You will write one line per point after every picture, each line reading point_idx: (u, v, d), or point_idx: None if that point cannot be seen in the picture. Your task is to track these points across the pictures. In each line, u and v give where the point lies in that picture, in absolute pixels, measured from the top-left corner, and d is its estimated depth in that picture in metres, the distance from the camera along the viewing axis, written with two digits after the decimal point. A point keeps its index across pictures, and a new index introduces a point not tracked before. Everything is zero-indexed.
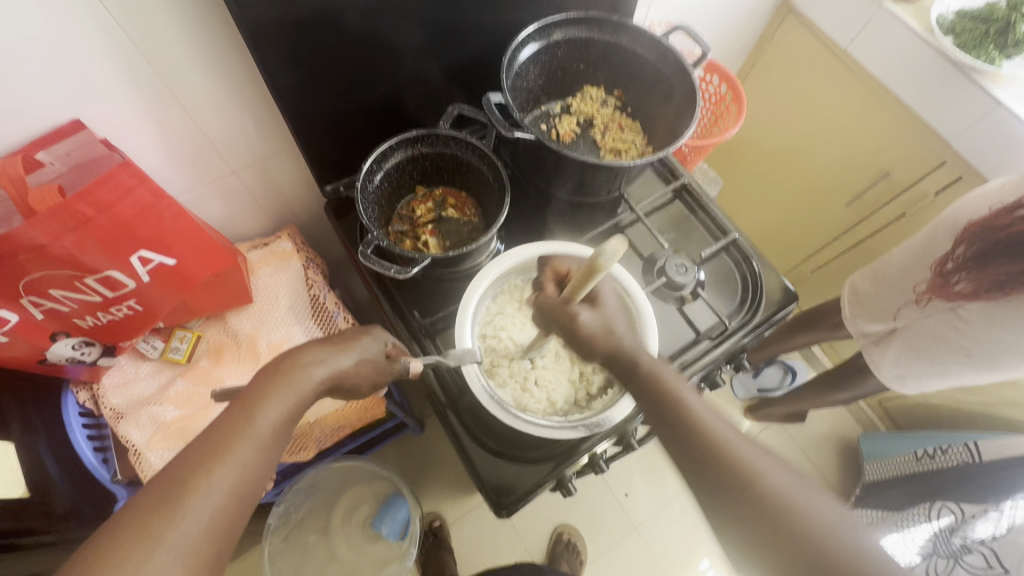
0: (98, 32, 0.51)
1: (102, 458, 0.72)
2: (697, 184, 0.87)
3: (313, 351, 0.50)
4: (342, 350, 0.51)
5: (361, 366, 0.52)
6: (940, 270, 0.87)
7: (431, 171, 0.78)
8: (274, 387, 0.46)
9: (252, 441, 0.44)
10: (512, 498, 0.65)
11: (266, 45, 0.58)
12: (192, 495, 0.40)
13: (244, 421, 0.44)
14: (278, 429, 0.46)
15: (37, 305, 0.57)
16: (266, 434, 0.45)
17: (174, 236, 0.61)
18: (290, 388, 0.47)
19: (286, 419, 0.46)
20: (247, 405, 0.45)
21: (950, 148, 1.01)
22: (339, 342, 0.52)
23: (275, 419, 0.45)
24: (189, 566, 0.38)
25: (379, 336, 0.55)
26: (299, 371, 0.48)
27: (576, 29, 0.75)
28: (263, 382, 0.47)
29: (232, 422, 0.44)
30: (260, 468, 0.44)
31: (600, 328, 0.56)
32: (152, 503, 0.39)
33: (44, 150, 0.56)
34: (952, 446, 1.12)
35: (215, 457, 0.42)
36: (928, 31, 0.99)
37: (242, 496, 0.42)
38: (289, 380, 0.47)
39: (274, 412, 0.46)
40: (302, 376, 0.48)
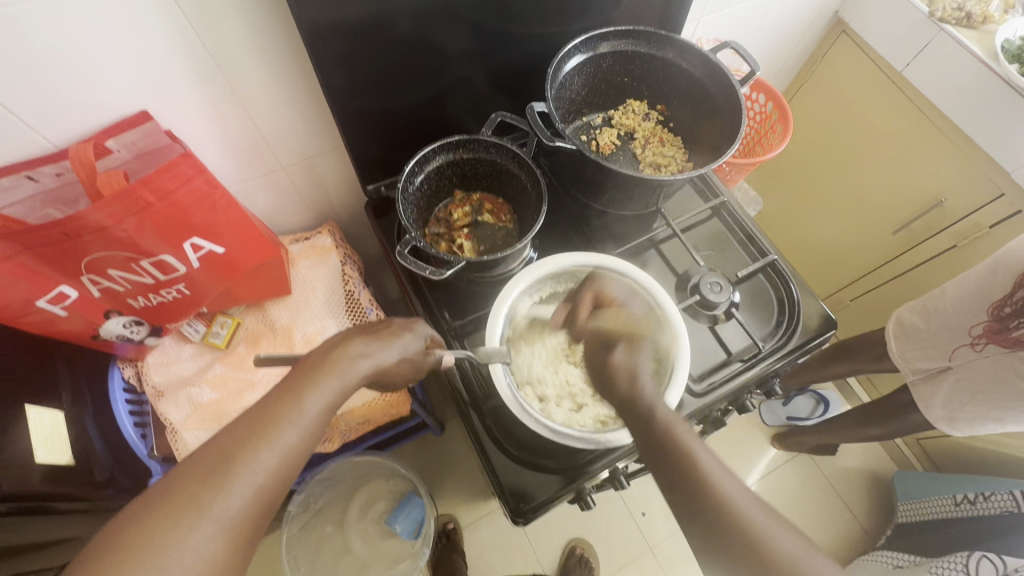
0: (172, 29, 0.54)
1: (140, 433, 0.75)
2: (737, 204, 0.85)
3: (360, 342, 0.49)
4: (382, 342, 0.51)
5: (401, 363, 0.52)
6: (996, 313, 0.84)
7: (470, 176, 0.79)
8: (322, 373, 0.46)
9: (298, 421, 0.43)
10: (529, 506, 0.65)
11: (324, 46, 0.61)
12: (239, 468, 0.40)
13: (291, 399, 0.44)
14: (325, 414, 0.45)
15: (95, 283, 0.60)
16: (313, 416, 0.44)
17: (224, 226, 0.63)
18: (340, 374, 0.47)
19: (332, 403, 0.46)
20: (297, 386, 0.45)
21: (1010, 180, 0.97)
22: (381, 334, 0.52)
23: (322, 406, 0.45)
24: (230, 540, 0.38)
25: (420, 333, 0.55)
26: (348, 360, 0.48)
27: (622, 43, 0.76)
28: (311, 368, 0.46)
29: (280, 399, 0.44)
30: (304, 447, 0.44)
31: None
32: (199, 471, 0.39)
33: (113, 139, 0.60)
34: (997, 492, 1.07)
35: (263, 434, 0.41)
36: (991, 57, 0.96)
37: (283, 477, 0.42)
38: (338, 367, 0.47)
39: (320, 398, 0.45)
40: (349, 366, 0.47)
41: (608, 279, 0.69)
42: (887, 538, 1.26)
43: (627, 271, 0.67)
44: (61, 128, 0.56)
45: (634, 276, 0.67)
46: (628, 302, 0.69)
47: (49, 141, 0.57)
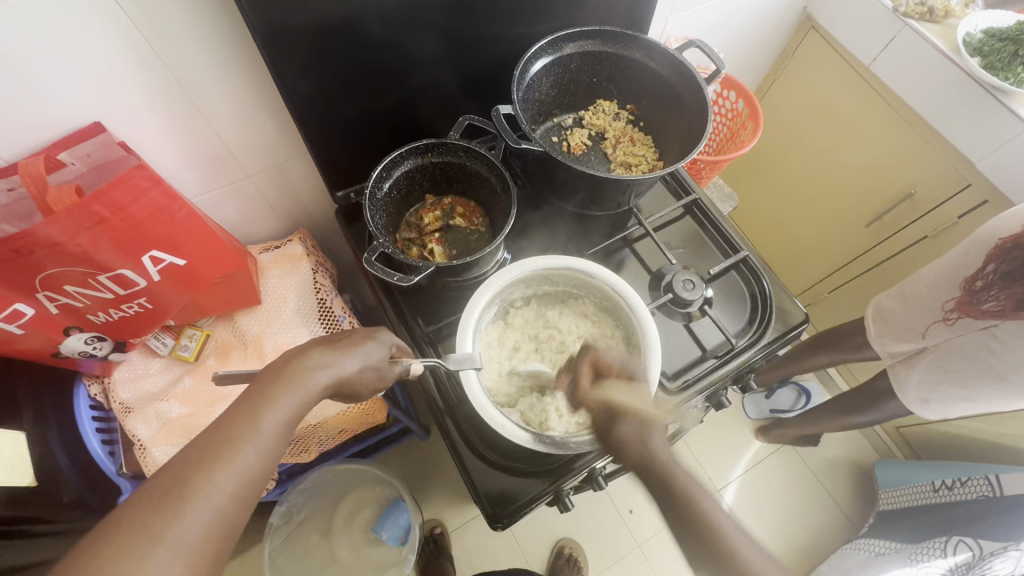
0: (123, 39, 0.53)
1: (109, 451, 0.73)
2: (709, 200, 0.86)
3: (318, 353, 0.49)
4: (337, 350, 0.50)
5: (363, 371, 0.51)
6: (969, 287, 0.86)
7: (440, 180, 0.78)
8: (279, 386, 0.45)
9: (254, 442, 0.43)
10: (507, 510, 0.65)
11: (283, 54, 0.60)
12: (197, 490, 0.39)
13: (246, 417, 0.43)
14: (282, 430, 0.44)
15: (52, 300, 0.59)
16: (271, 433, 0.44)
17: (185, 237, 0.62)
18: (301, 385, 0.46)
19: (290, 419, 0.45)
20: (253, 402, 0.44)
21: (976, 171, 0.99)
22: (342, 344, 0.51)
23: (278, 422, 0.44)
24: (189, 567, 0.37)
25: (383, 341, 0.55)
26: (306, 372, 0.47)
27: (589, 43, 0.75)
28: (270, 382, 0.46)
29: (233, 421, 0.43)
30: (263, 466, 0.43)
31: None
32: (154, 496, 0.38)
33: (66, 151, 0.58)
34: (973, 478, 1.09)
35: (218, 456, 0.41)
36: (954, 50, 0.97)
37: (244, 497, 0.41)
38: (296, 382, 0.46)
39: (276, 414, 0.44)
40: (307, 378, 0.47)
41: (577, 279, 0.69)
42: (870, 526, 1.28)
43: (596, 273, 0.66)
44: (12, 144, 0.55)
45: (603, 276, 0.66)
46: (599, 300, 0.69)
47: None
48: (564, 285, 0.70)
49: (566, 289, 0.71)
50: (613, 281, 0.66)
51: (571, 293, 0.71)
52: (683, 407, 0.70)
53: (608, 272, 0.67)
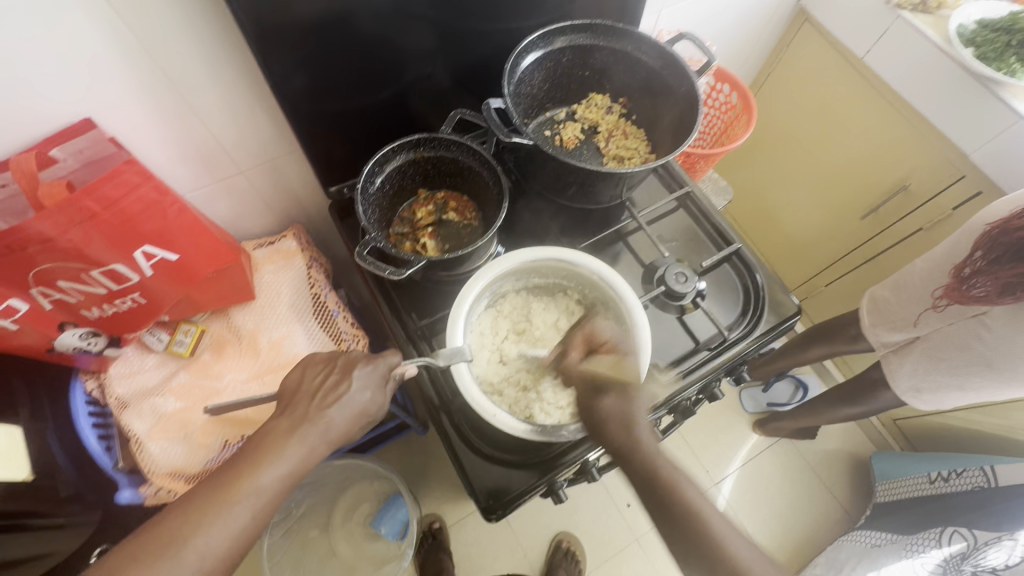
0: (111, 36, 0.53)
1: (104, 446, 0.73)
2: (702, 193, 0.86)
3: (315, 411, 0.53)
4: (335, 403, 0.54)
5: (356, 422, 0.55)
6: (956, 274, 0.86)
7: (433, 175, 0.79)
8: (273, 450, 0.51)
9: (254, 500, 0.50)
10: (502, 502, 0.65)
11: (273, 50, 0.60)
12: (206, 531, 0.48)
13: (248, 476, 0.50)
14: (279, 486, 0.51)
15: (46, 295, 0.59)
16: (269, 487, 0.51)
17: (178, 233, 0.62)
18: (300, 444, 0.52)
19: (287, 475, 0.52)
20: (256, 459, 0.51)
21: (969, 163, 0.99)
22: (340, 392, 0.55)
23: (275, 480, 0.51)
24: None
25: (374, 379, 0.57)
26: (300, 434, 0.52)
27: (580, 37, 0.75)
28: (274, 439, 0.52)
29: (237, 477, 0.50)
30: (261, 518, 0.50)
31: None
32: (174, 530, 0.47)
33: (57, 147, 0.58)
34: (968, 469, 1.09)
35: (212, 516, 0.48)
36: (947, 41, 0.97)
37: (232, 550, 0.49)
38: (296, 440, 0.52)
39: (274, 470, 0.51)
40: (300, 439, 0.52)
41: (568, 270, 0.69)
42: (866, 518, 1.28)
43: (586, 265, 0.67)
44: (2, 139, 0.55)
45: (594, 269, 0.67)
46: (589, 292, 0.70)
47: None
48: (556, 279, 0.71)
49: (557, 281, 0.71)
50: (602, 272, 0.67)
51: (562, 286, 0.72)
52: (676, 398, 0.70)
53: (599, 264, 0.67)
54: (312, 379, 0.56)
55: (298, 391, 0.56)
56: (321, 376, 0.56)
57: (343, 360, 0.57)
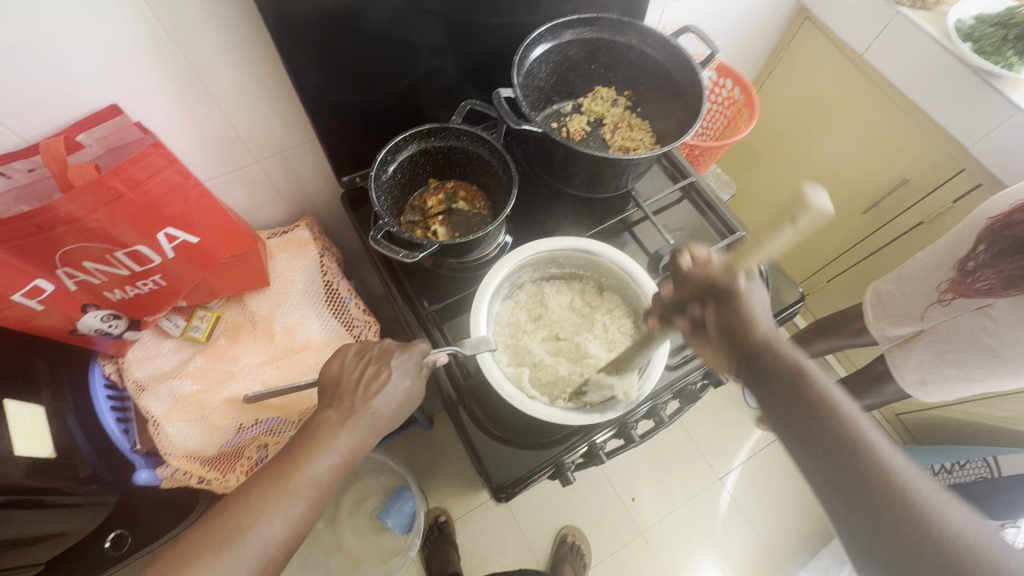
0: (137, 25, 0.55)
1: (123, 428, 0.75)
2: (706, 183, 0.87)
3: (362, 401, 0.55)
4: (379, 392, 0.56)
5: (399, 407, 0.57)
6: (961, 269, 0.87)
7: (443, 165, 0.81)
8: (324, 442, 0.54)
9: (311, 489, 0.52)
10: (512, 483, 0.66)
11: (293, 41, 0.62)
12: (270, 517, 0.50)
13: (303, 466, 0.52)
14: (332, 474, 0.54)
15: (71, 277, 0.61)
16: (324, 475, 0.53)
17: (199, 216, 0.64)
18: (351, 434, 0.55)
19: (339, 463, 0.54)
20: (309, 447, 0.53)
21: (970, 155, 1.00)
22: (382, 381, 0.56)
23: (330, 469, 0.53)
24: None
25: (412, 358, 0.58)
26: (349, 425, 0.55)
27: (587, 30, 0.77)
28: (323, 429, 0.54)
29: (293, 467, 0.52)
30: (317, 505, 0.53)
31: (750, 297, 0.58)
32: (239, 518, 0.49)
33: (84, 133, 0.60)
34: (971, 460, 1.10)
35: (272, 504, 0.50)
36: (946, 37, 0.99)
37: (292, 533, 0.51)
38: (346, 429, 0.55)
39: (328, 459, 0.53)
40: (352, 427, 0.55)
41: (580, 258, 0.71)
42: None
43: (601, 254, 0.69)
44: (31, 123, 0.57)
45: (609, 257, 0.69)
46: (602, 278, 0.72)
47: (21, 137, 0.58)
48: (570, 267, 0.73)
49: (571, 270, 0.74)
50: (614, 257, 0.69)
51: (576, 274, 0.74)
52: (682, 382, 0.71)
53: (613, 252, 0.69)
54: (351, 371, 0.58)
55: (339, 383, 0.58)
56: (359, 368, 0.58)
57: (379, 350, 0.59)
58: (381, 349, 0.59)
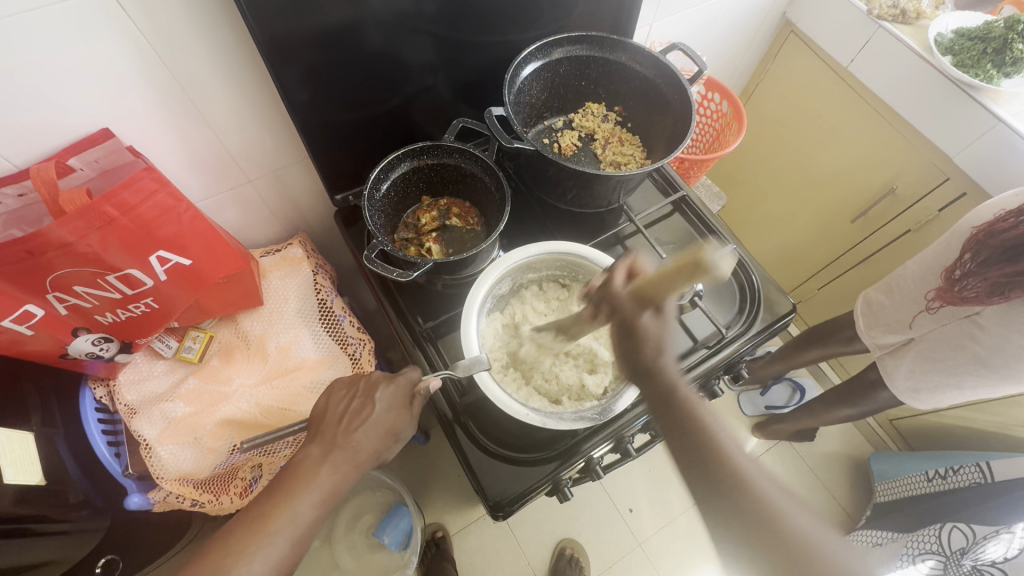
0: (130, 50, 0.55)
1: (114, 452, 0.74)
2: (697, 197, 0.88)
3: (347, 435, 0.56)
4: (361, 426, 0.56)
5: (385, 439, 0.57)
6: (948, 276, 0.88)
7: (436, 182, 0.81)
8: (307, 482, 0.54)
9: (292, 528, 0.52)
10: (509, 500, 0.66)
11: (284, 62, 0.62)
12: (249, 562, 0.49)
13: (286, 506, 0.52)
14: (315, 513, 0.54)
15: (61, 300, 0.60)
16: (305, 515, 0.53)
17: (191, 238, 0.64)
18: (334, 470, 0.55)
19: (322, 501, 0.54)
20: (291, 487, 0.53)
21: (953, 165, 1.02)
22: (366, 415, 0.57)
23: (312, 508, 0.53)
24: None
25: (398, 388, 0.58)
26: (331, 461, 0.55)
27: (576, 48, 0.79)
28: (305, 466, 0.54)
29: (275, 509, 0.52)
30: (299, 546, 0.53)
31: (656, 335, 0.52)
32: (217, 562, 0.49)
33: (75, 157, 0.60)
34: (964, 466, 1.11)
35: (254, 548, 0.50)
36: (927, 50, 1.00)
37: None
38: (328, 467, 0.55)
39: (310, 499, 0.53)
40: (333, 467, 0.55)
41: (558, 261, 0.72)
42: (867, 518, 1.29)
43: (577, 252, 0.69)
44: (23, 149, 0.57)
45: (581, 252, 0.70)
46: (579, 275, 0.73)
47: (12, 162, 0.57)
48: (547, 271, 0.73)
49: (547, 273, 0.74)
50: (593, 257, 0.70)
51: (554, 277, 0.75)
52: None
53: (584, 247, 0.70)
54: (336, 405, 0.58)
55: (324, 418, 0.58)
56: (344, 403, 0.58)
57: (366, 384, 0.59)
58: (368, 382, 0.60)
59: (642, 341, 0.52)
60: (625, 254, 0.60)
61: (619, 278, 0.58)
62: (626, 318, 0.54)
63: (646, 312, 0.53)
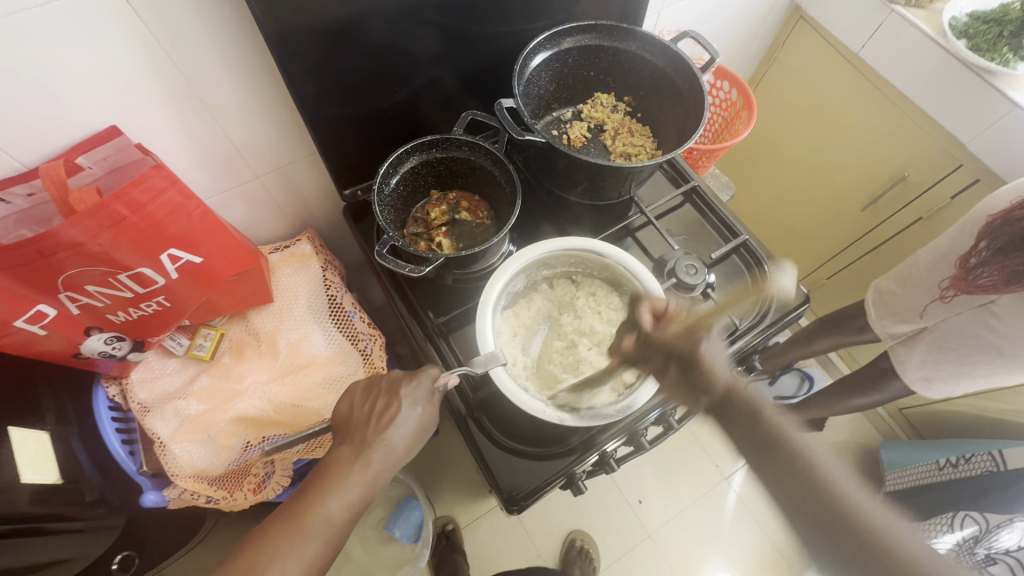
0: (137, 46, 0.55)
1: (129, 450, 0.75)
2: (709, 187, 0.87)
3: (375, 432, 0.55)
4: (389, 424, 0.56)
5: (415, 436, 0.57)
6: (963, 265, 0.88)
7: (445, 175, 0.80)
8: (336, 482, 0.54)
9: (313, 529, 0.52)
10: (524, 495, 0.66)
11: (291, 55, 0.61)
12: (284, 563, 0.50)
13: (317, 506, 0.53)
14: (347, 513, 0.54)
15: (73, 300, 0.60)
16: (338, 515, 0.53)
17: (201, 235, 0.64)
18: (364, 469, 0.54)
19: (354, 501, 0.54)
20: (322, 487, 0.53)
21: (967, 152, 1.00)
22: (393, 413, 0.56)
23: (344, 508, 0.53)
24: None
25: (422, 385, 0.58)
26: (362, 460, 0.55)
27: (586, 37, 0.77)
28: (336, 467, 0.55)
29: (308, 506, 0.52)
30: (334, 547, 0.53)
31: (727, 372, 0.58)
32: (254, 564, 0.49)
33: (83, 155, 0.59)
34: (976, 455, 1.11)
35: (288, 548, 0.50)
36: (940, 34, 0.99)
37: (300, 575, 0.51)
38: (357, 466, 0.54)
39: (341, 498, 0.53)
40: (365, 467, 0.54)
41: (574, 257, 0.71)
42: None
43: (594, 246, 0.69)
44: (31, 147, 0.56)
45: (597, 247, 0.69)
46: (595, 270, 0.72)
47: (19, 161, 0.57)
48: (562, 266, 0.73)
49: (561, 269, 0.73)
50: (608, 251, 0.69)
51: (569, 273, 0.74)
52: None
53: (599, 241, 0.70)
54: (361, 406, 0.58)
55: (350, 419, 0.58)
56: (369, 402, 0.58)
57: (389, 382, 0.59)
58: (390, 381, 0.59)
59: (700, 369, 0.58)
60: (648, 295, 0.67)
61: (648, 321, 0.64)
62: (684, 351, 0.60)
63: (702, 336, 0.61)
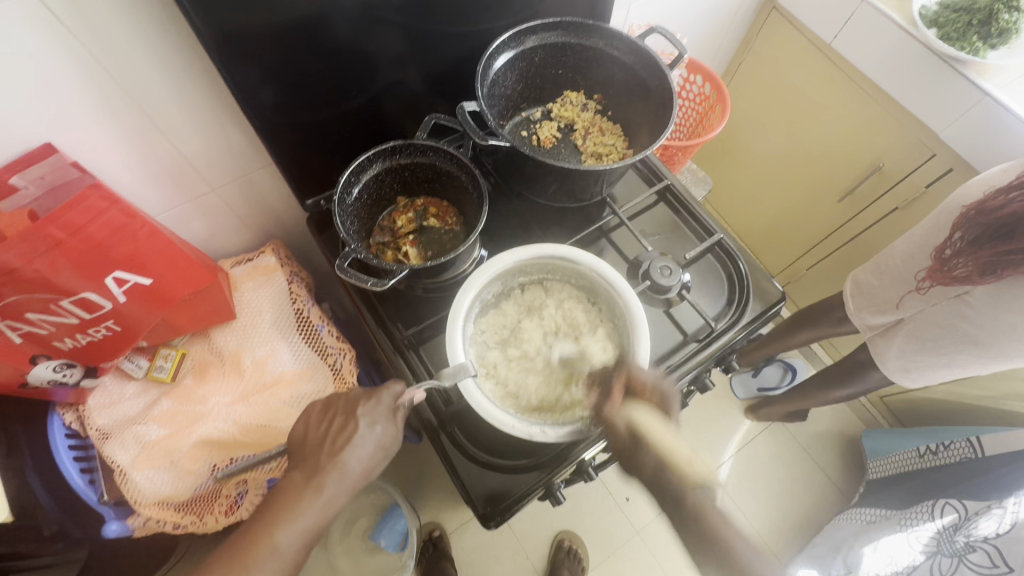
0: (67, 58, 0.51)
1: (88, 479, 0.72)
2: (681, 185, 0.86)
3: (329, 456, 0.53)
4: (343, 447, 0.53)
5: (372, 458, 0.55)
6: (939, 256, 0.87)
7: (411, 181, 0.78)
8: (286, 510, 0.52)
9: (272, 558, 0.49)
10: (500, 509, 0.64)
11: (238, 62, 0.58)
12: None
13: (266, 537, 0.51)
14: (299, 543, 0.53)
15: (14, 329, 0.57)
16: (290, 546, 0.52)
17: (149, 255, 0.61)
18: (316, 495, 0.53)
19: (307, 527, 0.53)
20: (274, 516, 0.52)
21: (940, 141, 1.00)
22: (348, 435, 0.54)
23: (294, 539, 0.52)
24: None
25: (381, 404, 0.55)
26: (313, 486, 0.53)
27: (551, 35, 0.75)
28: (288, 493, 0.53)
29: (256, 538, 0.51)
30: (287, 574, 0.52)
31: None
32: None
33: (17, 174, 0.56)
34: (955, 441, 1.12)
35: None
36: (910, 23, 0.98)
37: None
38: (310, 492, 0.53)
39: (292, 528, 0.52)
40: (315, 493, 0.53)
41: (549, 264, 0.69)
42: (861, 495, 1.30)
43: (570, 253, 0.67)
44: None
45: (574, 253, 0.67)
46: (570, 277, 0.70)
47: None
48: (538, 273, 0.70)
49: (536, 275, 0.71)
50: (584, 258, 0.67)
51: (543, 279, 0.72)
52: None
53: (575, 248, 0.68)
54: (317, 427, 0.56)
55: (306, 442, 0.56)
56: (325, 424, 0.56)
57: (347, 403, 0.56)
58: (348, 401, 0.57)
59: None
60: None
61: None
62: None
63: None
